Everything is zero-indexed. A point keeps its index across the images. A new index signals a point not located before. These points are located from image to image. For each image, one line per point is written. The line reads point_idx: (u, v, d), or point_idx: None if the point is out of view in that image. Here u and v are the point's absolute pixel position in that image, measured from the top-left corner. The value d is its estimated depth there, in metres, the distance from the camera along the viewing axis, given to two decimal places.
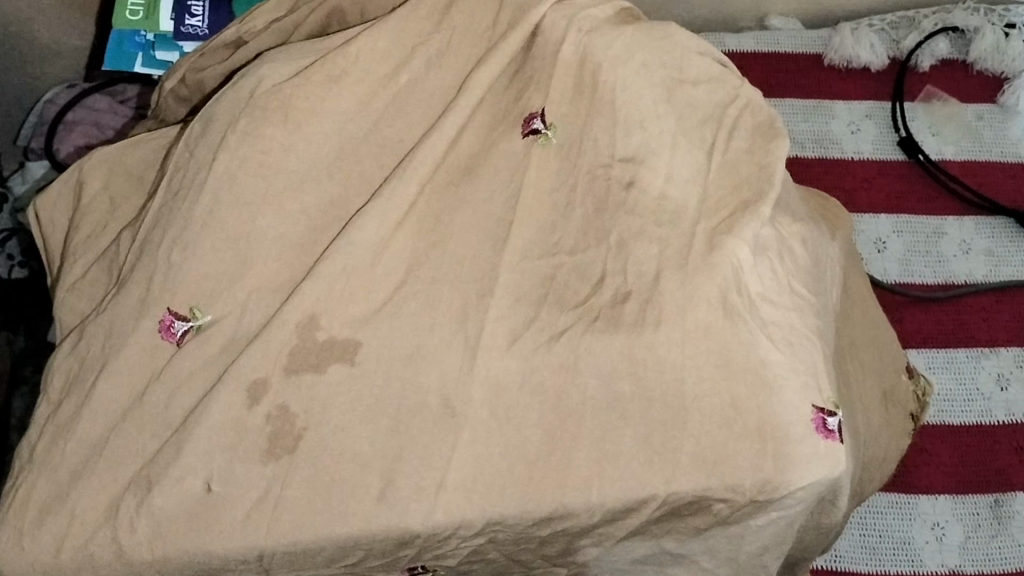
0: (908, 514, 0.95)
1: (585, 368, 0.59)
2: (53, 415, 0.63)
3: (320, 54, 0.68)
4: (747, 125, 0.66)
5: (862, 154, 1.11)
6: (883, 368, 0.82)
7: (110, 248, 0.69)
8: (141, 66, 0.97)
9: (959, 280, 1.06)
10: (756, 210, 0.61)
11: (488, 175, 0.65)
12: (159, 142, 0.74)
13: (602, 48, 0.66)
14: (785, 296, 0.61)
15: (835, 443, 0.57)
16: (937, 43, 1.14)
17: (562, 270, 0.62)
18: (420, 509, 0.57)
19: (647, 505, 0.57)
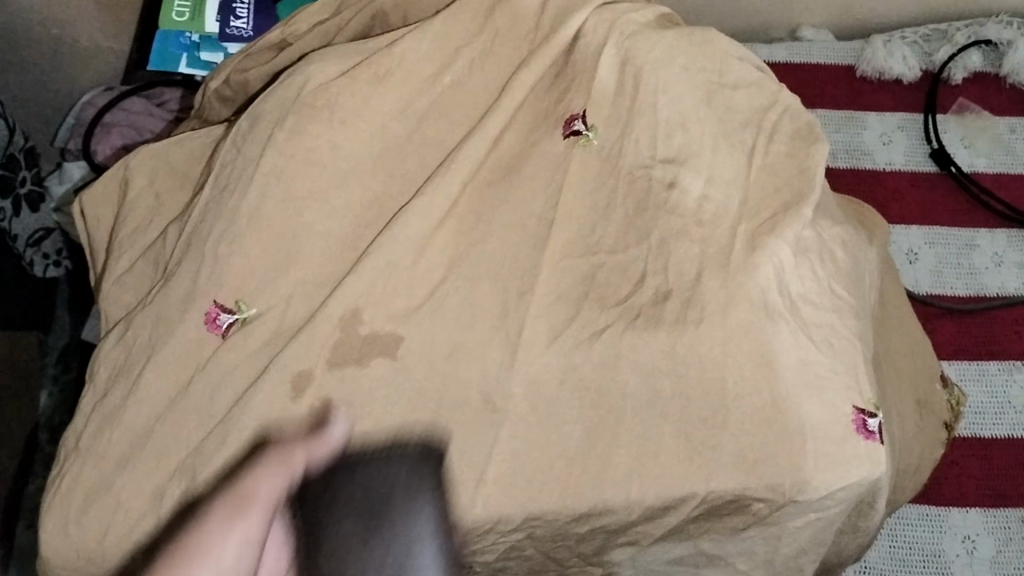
0: (939, 526, 0.94)
1: (625, 363, 0.59)
2: (99, 404, 0.64)
3: (363, 54, 0.69)
4: (787, 129, 0.67)
5: (894, 165, 1.11)
6: (919, 377, 0.81)
7: (157, 242, 0.70)
8: (185, 66, 0.96)
9: (991, 293, 1.05)
10: (798, 211, 0.62)
11: (530, 175, 0.65)
12: (205, 140, 0.75)
13: (644, 52, 0.67)
14: (825, 298, 0.62)
15: (875, 443, 0.58)
16: (970, 55, 1.14)
17: (602, 269, 0.62)
18: (461, 502, 0.59)
19: (686, 503, 0.58)
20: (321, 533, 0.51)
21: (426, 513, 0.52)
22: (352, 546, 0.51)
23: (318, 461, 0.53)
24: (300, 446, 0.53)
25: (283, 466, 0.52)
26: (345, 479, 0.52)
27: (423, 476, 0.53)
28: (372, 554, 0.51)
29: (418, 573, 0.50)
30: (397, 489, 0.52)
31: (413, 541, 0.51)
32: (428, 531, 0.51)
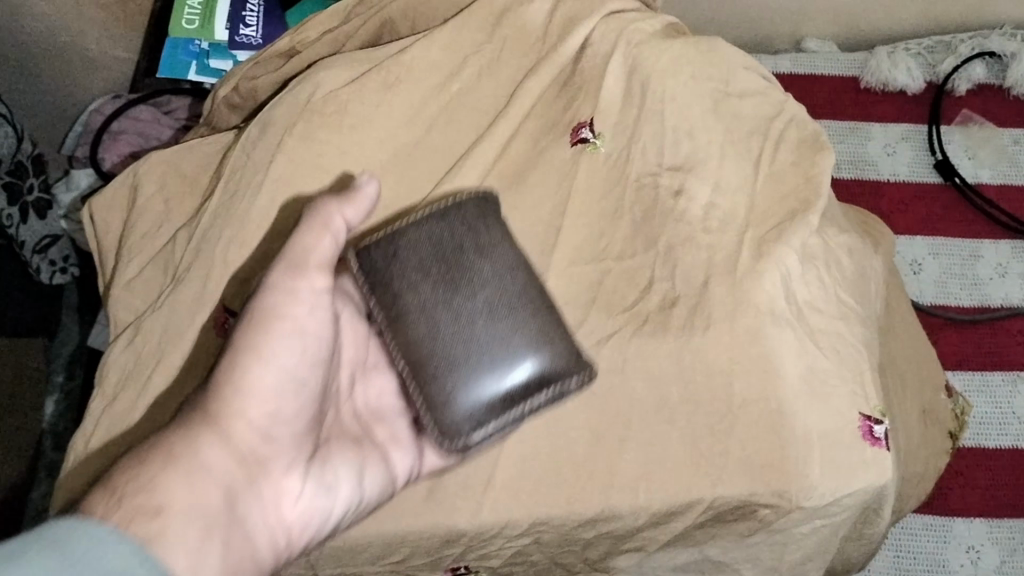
0: (942, 536, 0.94)
1: (632, 369, 0.60)
2: (108, 408, 0.64)
3: (372, 61, 0.70)
4: (794, 138, 0.66)
5: (898, 176, 1.12)
6: (923, 386, 0.82)
7: (166, 247, 0.71)
8: (194, 74, 0.96)
9: (995, 304, 1.05)
10: (805, 218, 0.62)
11: (538, 182, 0.66)
12: (214, 146, 0.75)
13: (651, 60, 0.67)
14: (832, 305, 0.62)
15: (882, 450, 0.58)
16: (973, 67, 1.14)
17: (610, 275, 0.63)
18: (467, 507, 0.59)
19: (692, 509, 0.58)
20: (393, 292, 0.55)
21: (496, 262, 0.56)
22: (427, 299, 0.55)
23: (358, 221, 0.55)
24: (333, 204, 0.54)
25: (326, 228, 0.53)
26: (406, 246, 0.56)
27: (488, 230, 0.57)
28: (460, 297, 0.55)
29: (504, 309, 0.55)
30: (465, 244, 0.56)
31: (487, 285, 0.55)
32: (497, 273, 0.56)
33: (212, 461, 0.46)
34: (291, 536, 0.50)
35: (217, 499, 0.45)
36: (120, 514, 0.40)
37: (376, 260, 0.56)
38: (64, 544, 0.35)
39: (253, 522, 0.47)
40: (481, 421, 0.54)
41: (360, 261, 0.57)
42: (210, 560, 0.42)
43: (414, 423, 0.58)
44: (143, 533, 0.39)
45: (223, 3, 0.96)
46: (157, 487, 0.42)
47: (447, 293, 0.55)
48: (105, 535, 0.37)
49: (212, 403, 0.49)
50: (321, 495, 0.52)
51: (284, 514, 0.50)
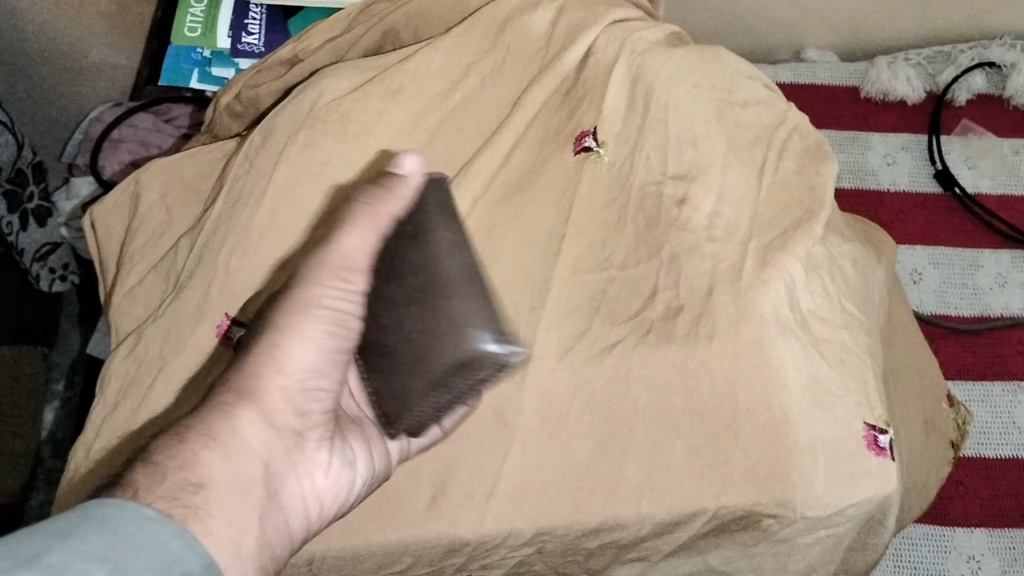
0: (944, 546, 0.94)
1: (636, 379, 0.59)
2: (110, 416, 0.64)
3: (375, 70, 0.70)
4: (797, 147, 0.67)
5: (898, 186, 1.12)
6: (925, 396, 0.81)
7: (167, 255, 0.70)
8: (196, 82, 0.96)
9: (995, 313, 1.05)
10: (808, 228, 0.63)
11: (541, 190, 0.66)
12: (215, 153, 0.75)
13: (654, 68, 0.67)
14: (836, 315, 0.62)
15: (886, 459, 0.58)
16: (972, 78, 1.14)
17: (613, 285, 0.63)
18: (470, 516, 0.58)
19: (697, 519, 0.58)
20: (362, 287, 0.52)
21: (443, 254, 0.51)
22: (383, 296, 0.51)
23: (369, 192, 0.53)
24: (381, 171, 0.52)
25: (370, 218, 0.51)
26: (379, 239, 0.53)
27: (427, 216, 0.51)
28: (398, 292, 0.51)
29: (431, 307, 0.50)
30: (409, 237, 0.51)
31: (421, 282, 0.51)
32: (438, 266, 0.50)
33: (254, 438, 0.49)
34: (321, 503, 0.53)
35: (257, 472, 0.48)
36: (163, 491, 0.42)
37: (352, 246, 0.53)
38: (114, 523, 0.39)
39: (287, 492, 0.50)
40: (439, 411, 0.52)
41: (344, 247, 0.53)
42: (251, 532, 0.45)
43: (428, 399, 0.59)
44: (187, 506, 0.42)
45: (225, 12, 0.95)
46: (198, 465, 0.45)
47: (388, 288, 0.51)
48: (156, 516, 0.40)
49: (246, 378, 0.51)
50: (344, 468, 0.55)
51: (314, 483, 0.53)
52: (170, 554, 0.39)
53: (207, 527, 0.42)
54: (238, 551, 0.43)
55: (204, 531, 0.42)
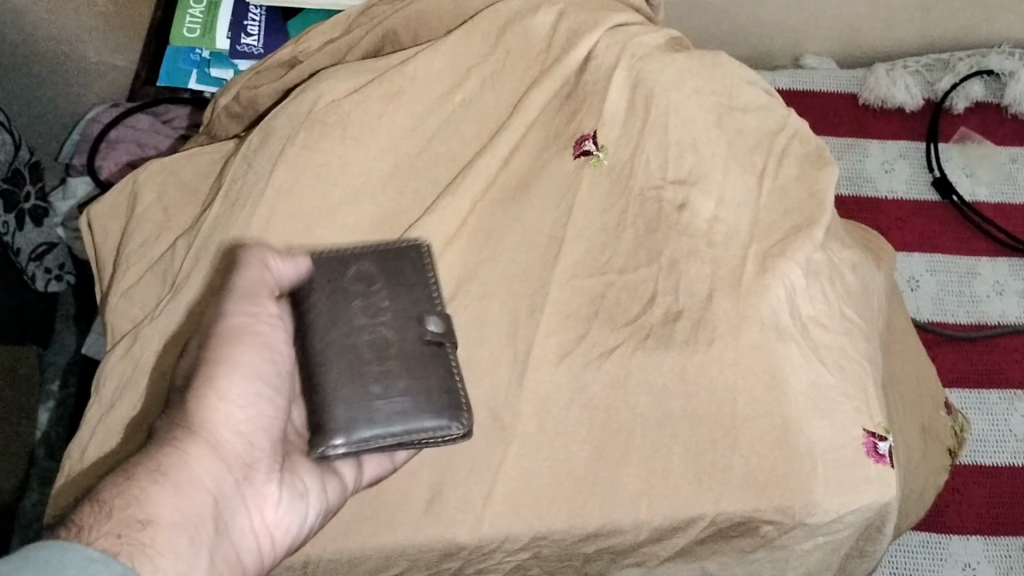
0: (940, 553, 0.94)
1: (635, 384, 0.59)
2: (107, 417, 0.63)
3: (375, 71, 0.70)
4: (797, 153, 0.67)
5: (896, 193, 1.12)
6: (923, 403, 0.81)
7: (164, 256, 0.70)
8: (194, 82, 0.96)
9: (992, 321, 1.05)
10: (809, 233, 0.62)
11: (541, 193, 0.66)
12: (214, 155, 0.75)
13: (655, 73, 0.68)
14: (836, 321, 0.62)
15: (887, 467, 0.57)
16: (972, 85, 1.14)
17: (612, 288, 0.63)
18: (466, 520, 0.58)
19: (695, 525, 0.58)
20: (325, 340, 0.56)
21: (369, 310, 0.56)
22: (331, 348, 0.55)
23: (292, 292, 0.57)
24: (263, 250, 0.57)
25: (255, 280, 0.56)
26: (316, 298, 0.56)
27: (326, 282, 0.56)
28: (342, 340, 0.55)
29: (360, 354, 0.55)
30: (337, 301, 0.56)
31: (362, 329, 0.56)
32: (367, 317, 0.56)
33: (202, 471, 0.49)
34: (276, 536, 0.53)
35: (205, 507, 0.48)
36: (109, 527, 0.43)
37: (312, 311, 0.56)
38: (60, 566, 0.39)
39: (237, 529, 0.50)
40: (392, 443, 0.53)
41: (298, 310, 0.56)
42: (199, 567, 0.46)
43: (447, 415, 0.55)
44: (134, 542, 0.43)
45: (224, 13, 0.95)
46: (143, 499, 0.46)
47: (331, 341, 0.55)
48: (100, 557, 0.40)
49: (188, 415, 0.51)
50: (300, 499, 0.54)
51: (269, 516, 0.53)
52: None
53: (152, 563, 0.43)
54: None
55: (150, 567, 0.43)
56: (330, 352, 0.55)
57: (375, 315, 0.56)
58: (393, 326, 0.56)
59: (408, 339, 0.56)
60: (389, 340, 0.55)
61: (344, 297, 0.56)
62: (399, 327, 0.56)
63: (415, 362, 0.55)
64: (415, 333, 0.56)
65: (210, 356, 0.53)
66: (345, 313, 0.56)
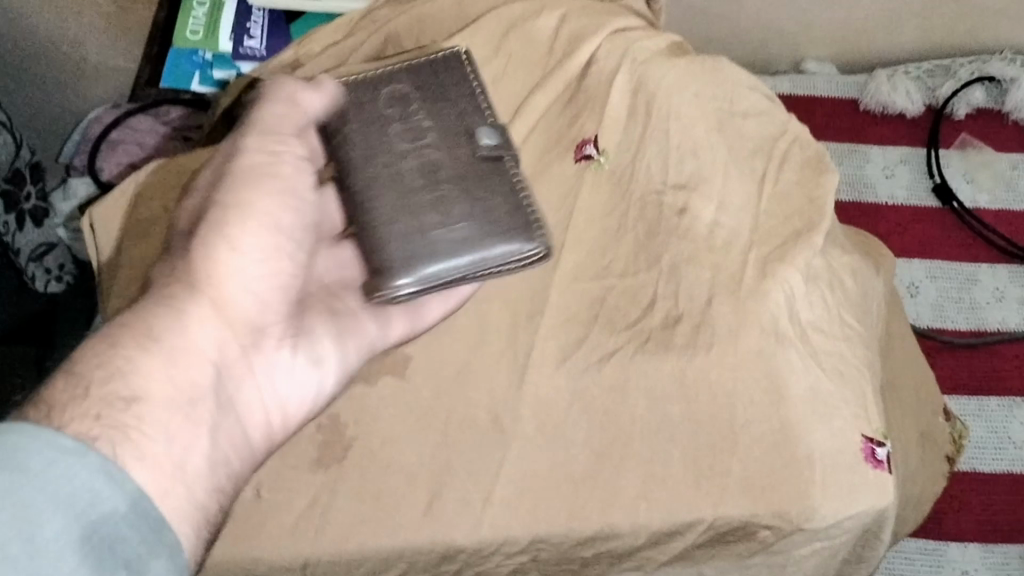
0: (937, 560, 0.94)
1: (634, 388, 0.59)
2: None
3: (375, 75, 0.69)
4: (797, 158, 0.67)
5: (896, 199, 1.12)
6: (921, 409, 0.81)
7: (166, 257, 0.70)
8: (196, 83, 0.97)
9: (992, 328, 1.05)
10: (809, 239, 0.62)
11: (542, 196, 0.66)
12: (215, 155, 0.75)
13: (656, 78, 0.68)
14: (835, 327, 0.62)
15: (884, 472, 0.58)
16: (972, 92, 1.14)
17: (612, 292, 0.63)
18: (465, 523, 0.57)
19: (693, 529, 0.57)
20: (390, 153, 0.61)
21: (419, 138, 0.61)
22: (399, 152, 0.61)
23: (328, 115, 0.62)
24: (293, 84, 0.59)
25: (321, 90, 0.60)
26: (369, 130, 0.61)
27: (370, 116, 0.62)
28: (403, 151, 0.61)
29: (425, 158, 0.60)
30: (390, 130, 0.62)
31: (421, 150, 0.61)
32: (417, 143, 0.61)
33: (195, 337, 0.50)
34: (282, 408, 0.55)
35: (204, 379, 0.49)
36: (88, 407, 0.43)
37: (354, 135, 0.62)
38: (18, 455, 0.37)
39: (241, 400, 0.52)
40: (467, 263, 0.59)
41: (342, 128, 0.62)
42: (200, 445, 0.47)
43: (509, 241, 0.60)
44: (115, 425, 0.43)
45: (227, 15, 0.95)
46: (130, 376, 0.45)
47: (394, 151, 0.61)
48: (73, 448, 0.39)
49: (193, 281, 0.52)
50: (311, 367, 0.57)
51: (275, 388, 0.55)
52: (87, 492, 0.38)
53: (136, 444, 0.43)
54: (183, 464, 0.45)
55: (133, 447, 0.43)
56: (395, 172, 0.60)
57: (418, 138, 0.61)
58: (442, 146, 0.61)
59: (459, 158, 0.61)
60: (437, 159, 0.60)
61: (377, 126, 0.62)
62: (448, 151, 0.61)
63: (468, 177, 0.60)
64: (469, 149, 0.61)
65: (207, 220, 0.54)
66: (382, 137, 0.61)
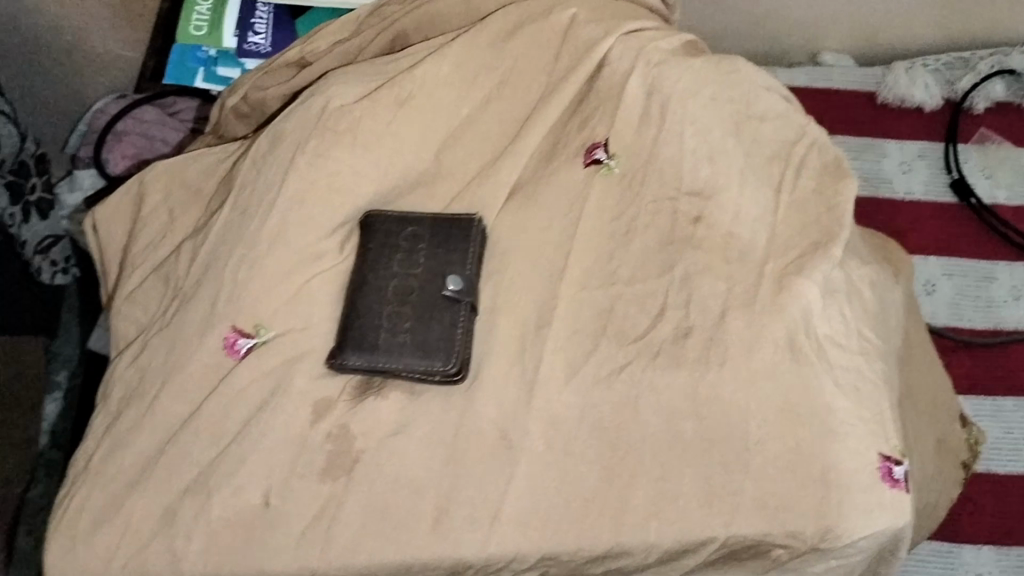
0: (951, 563, 0.92)
1: (646, 403, 0.58)
2: (112, 426, 0.62)
3: (384, 74, 0.68)
4: (816, 163, 0.66)
5: (914, 194, 1.10)
6: (938, 416, 0.80)
7: (169, 259, 0.69)
8: (201, 81, 0.92)
9: (1008, 327, 1.03)
10: (827, 251, 0.61)
11: (552, 202, 0.64)
12: (220, 154, 0.74)
13: (671, 81, 0.67)
14: (853, 341, 0.61)
15: (901, 493, 0.56)
16: (992, 85, 1.12)
17: (621, 301, 0.61)
18: (474, 540, 0.56)
19: (705, 547, 0.56)
20: (395, 258, 0.61)
21: (422, 257, 0.61)
22: (409, 260, 0.61)
23: (390, 215, 0.63)
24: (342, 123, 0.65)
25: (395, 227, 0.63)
26: (401, 234, 0.62)
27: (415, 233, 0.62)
28: (408, 261, 0.61)
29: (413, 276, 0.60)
30: (420, 239, 0.62)
31: (418, 265, 0.61)
32: (411, 258, 0.61)
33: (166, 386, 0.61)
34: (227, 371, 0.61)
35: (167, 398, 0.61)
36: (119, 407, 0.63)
37: (391, 230, 0.62)
38: None
39: (192, 377, 0.62)
40: (380, 356, 0.59)
41: (378, 225, 0.63)
42: (157, 433, 0.61)
43: (427, 345, 0.59)
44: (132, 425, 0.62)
45: (231, 10, 0.93)
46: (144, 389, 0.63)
47: (394, 256, 0.61)
48: None
49: (185, 315, 0.63)
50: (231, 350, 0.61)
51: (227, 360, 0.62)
52: None
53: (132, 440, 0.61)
54: (157, 435, 0.61)
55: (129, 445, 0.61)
56: (380, 270, 0.61)
57: (409, 267, 0.61)
58: (421, 279, 0.60)
59: (430, 287, 0.60)
60: (415, 289, 0.60)
61: (390, 248, 0.62)
62: (427, 280, 0.60)
63: (430, 312, 0.59)
64: (438, 285, 0.60)
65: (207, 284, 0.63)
66: (385, 263, 0.61)
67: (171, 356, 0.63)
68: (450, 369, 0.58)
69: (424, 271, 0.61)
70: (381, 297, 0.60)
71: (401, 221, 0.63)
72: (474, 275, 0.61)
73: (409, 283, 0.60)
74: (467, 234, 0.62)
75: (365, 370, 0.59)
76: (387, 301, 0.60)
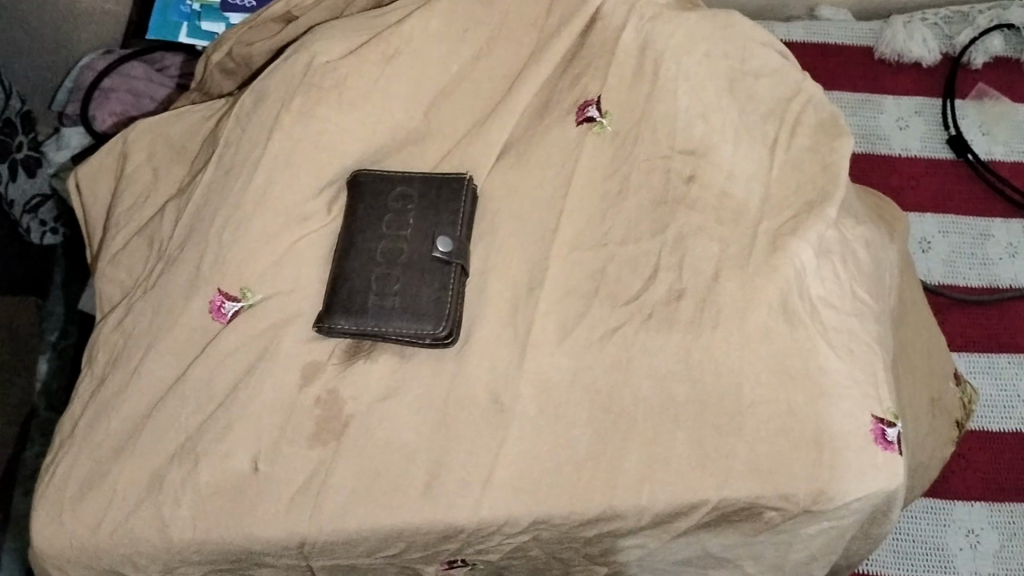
0: (944, 519, 0.91)
1: (639, 366, 0.58)
2: (97, 391, 0.62)
3: (373, 29, 0.67)
4: (811, 120, 0.65)
5: (910, 151, 1.08)
6: (932, 374, 0.80)
7: (152, 221, 0.67)
8: (186, 36, 0.93)
9: (1003, 285, 1.02)
10: (822, 212, 0.60)
11: (543, 161, 0.63)
12: (204, 112, 0.72)
13: (665, 36, 0.65)
14: (847, 302, 0.60)
15: (894, 454, 0.56)
16: (991, 40, 1.10)
17: (613, 262, 0.61)
18: (465, 505, 0.56)
19: (697, 510, 0.56)
20: (384, 219, 0.60)
21: (411, 218, 0.60)
22: (398, 222, 0.60)
23: (378, 174, 0.62)
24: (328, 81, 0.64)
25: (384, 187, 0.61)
26: (390, 195, 0.61)
27: (404, 193, 0.61)
28: (396, 222, 0.60)
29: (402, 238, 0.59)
30: (409, 199, 0.61)
31: (407, 226, 0.60)
32: (399, 219, 0.60)
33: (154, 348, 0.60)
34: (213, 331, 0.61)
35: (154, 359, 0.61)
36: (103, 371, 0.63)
37: (379, 190, 0.61)
38: None
39: (179, 340, 0.61)
40: (368, 320, 0.58)
41: (366, 184, 0.62)
42: (143, 398, 0.60)
43: (418, 309, 0.57)
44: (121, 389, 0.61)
45: None
46: (129, 353, 0.62)
47: (383, 217, 0.60)
48: None
49: (170, 277, 0.62)
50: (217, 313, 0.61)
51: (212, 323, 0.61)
52: None
53: (118, 406, 0.60)
54: (143, 399, 0.60)
55: (116, 410, 0.60)
56: (368, 231, 0.60)
57: (399, 228, 0.60)
58: (410, 241, 0.59)
59: (420, 249, 0.59)
60: (404, 251, 0.59)
61: (379, 209, 0.60)
62: (418, 241, 0.59)
63: (420, 274, 0.58)
64: (429, 246, 0.59)
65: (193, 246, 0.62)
66: (374, 224, 0.60)
67: (156, 319, 0.62)
68: (440, 333, 0.57)
69: (413, 233, 0.59)
70: (370, 260, 0.59)
71: (389, 181, 0.61)
72: (464, 236, 0.60)
73: (399, 244, 0.59)
74: (458, 194, 0.61)
75: (354, 334, 0.58)
76: (376, 263, 0.59)
